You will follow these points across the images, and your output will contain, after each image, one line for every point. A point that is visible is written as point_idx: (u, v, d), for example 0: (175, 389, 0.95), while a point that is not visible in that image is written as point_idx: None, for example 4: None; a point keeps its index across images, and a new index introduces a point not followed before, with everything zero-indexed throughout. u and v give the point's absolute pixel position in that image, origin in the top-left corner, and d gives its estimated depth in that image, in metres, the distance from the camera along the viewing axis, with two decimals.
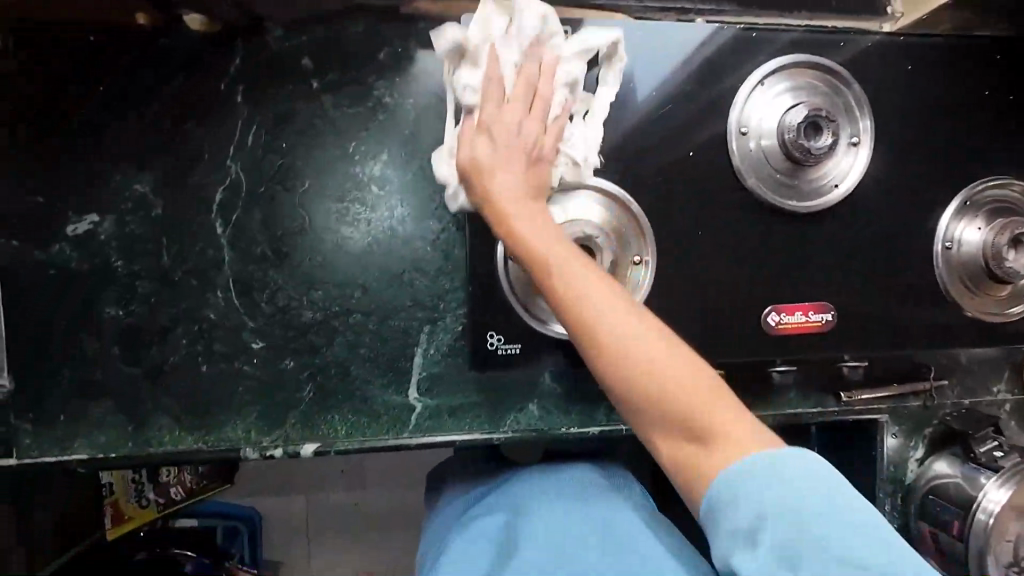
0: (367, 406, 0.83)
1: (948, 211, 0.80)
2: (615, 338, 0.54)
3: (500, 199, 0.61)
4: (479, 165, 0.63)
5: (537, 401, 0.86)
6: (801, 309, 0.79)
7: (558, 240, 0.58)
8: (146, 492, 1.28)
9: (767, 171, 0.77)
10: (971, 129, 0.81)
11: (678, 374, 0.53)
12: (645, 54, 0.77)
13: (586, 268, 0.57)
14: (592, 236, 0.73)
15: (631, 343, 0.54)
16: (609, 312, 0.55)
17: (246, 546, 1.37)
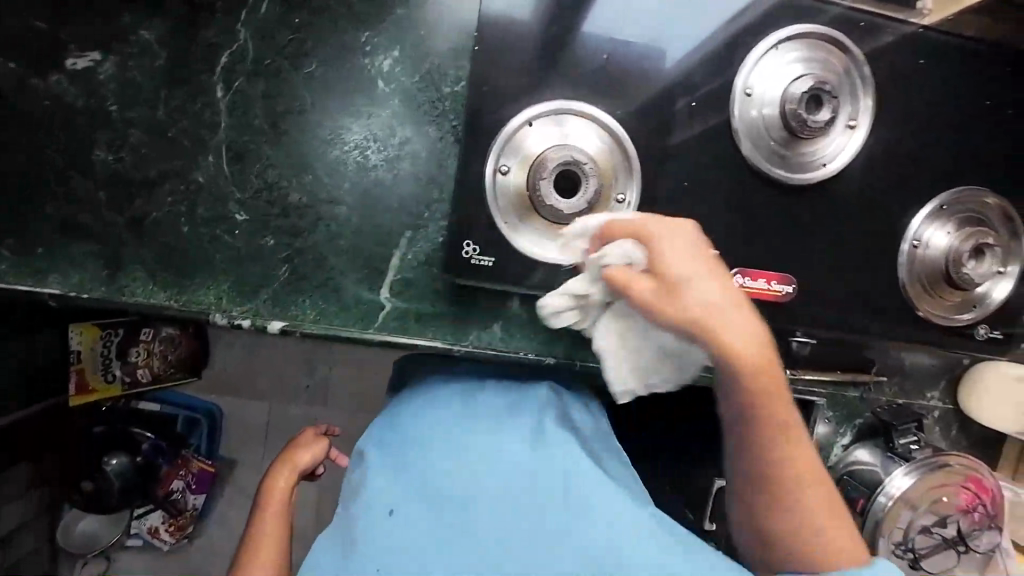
0: (338, 296, 0.86)
1: (924, 212, 0.83)
2: (774, 475, 0.67)
3: (732, 334, 0.62)
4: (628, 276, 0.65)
5: (503, 323, 0.89)
6: (765, 277, 0.81)
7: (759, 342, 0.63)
8: (114, 368, 1.25)
9: (762, 136, 0.78)
10: (967, 136, 0.83)
11: (802, 453, 0.67)
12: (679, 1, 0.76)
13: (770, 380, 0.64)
14: (582, 164, 0.72)
15: (792, 476, 0.66)
16: (783, 435, 0.66)
17: (203, 439, 1.43)
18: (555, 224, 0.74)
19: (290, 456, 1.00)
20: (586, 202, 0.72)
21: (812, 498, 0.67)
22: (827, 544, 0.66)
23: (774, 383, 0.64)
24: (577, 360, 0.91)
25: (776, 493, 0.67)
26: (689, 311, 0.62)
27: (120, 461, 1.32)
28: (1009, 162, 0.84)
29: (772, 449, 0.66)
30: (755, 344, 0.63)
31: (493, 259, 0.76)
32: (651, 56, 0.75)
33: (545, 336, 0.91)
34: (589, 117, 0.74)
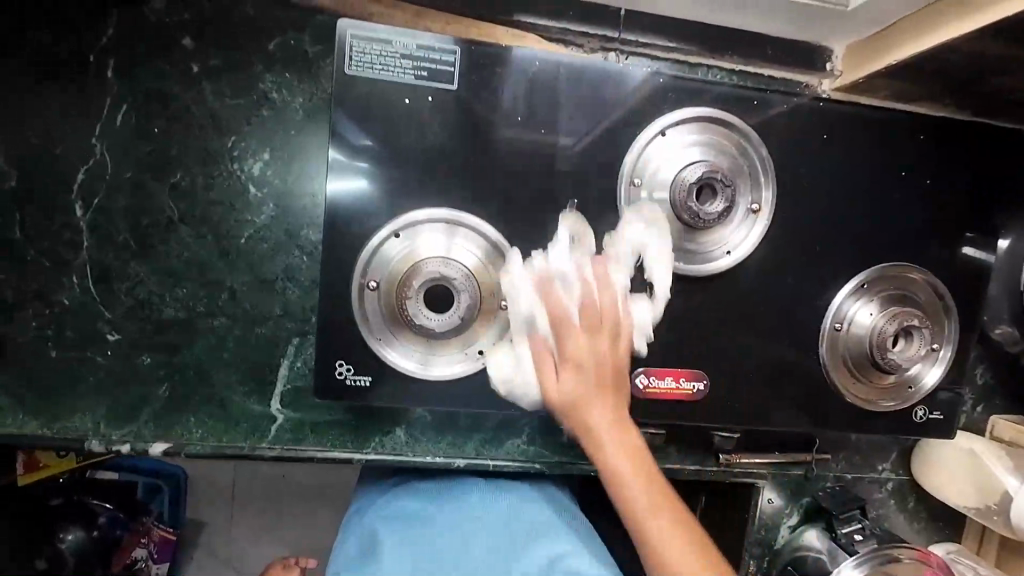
0: (224, 411, 0.81)
1: (846, 291, 0.76)
2: (633, 504, 0.61)
3: (562, 374, 0.65)
4: (561, 322, 0.65)
5: (406, 426, 0.84)
6: (672, 375, 0.75)
7: (605, 338, 0.65)
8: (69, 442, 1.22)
9: (656, 228, 0.72)
10: (885, 208, 0.77)
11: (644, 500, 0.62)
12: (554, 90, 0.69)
13: (617, 433, 0.64)
14: (451, 277, 0.67)
15: (642, 519, 0.61)
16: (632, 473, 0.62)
17: (167, 506, 1.30)
18: (432, 340, 0.69)
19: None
20: (460, 316, 0.68)
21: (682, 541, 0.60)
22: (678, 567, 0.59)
23: (620, 433, 0.64)
24: (488, 460, 0.85)
25: (616, 482, 0.63)
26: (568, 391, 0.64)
27: (75, 535, 1.22)
28: (932, 231, 0.78)
29: (640, 461, 0.63)
30: (584, 380, 0.64)
31: (370, 377, 0.69)
32: (529, 149, 0.69)
33: (453, 436, 0.85)
34: (461, 223, 0.68)
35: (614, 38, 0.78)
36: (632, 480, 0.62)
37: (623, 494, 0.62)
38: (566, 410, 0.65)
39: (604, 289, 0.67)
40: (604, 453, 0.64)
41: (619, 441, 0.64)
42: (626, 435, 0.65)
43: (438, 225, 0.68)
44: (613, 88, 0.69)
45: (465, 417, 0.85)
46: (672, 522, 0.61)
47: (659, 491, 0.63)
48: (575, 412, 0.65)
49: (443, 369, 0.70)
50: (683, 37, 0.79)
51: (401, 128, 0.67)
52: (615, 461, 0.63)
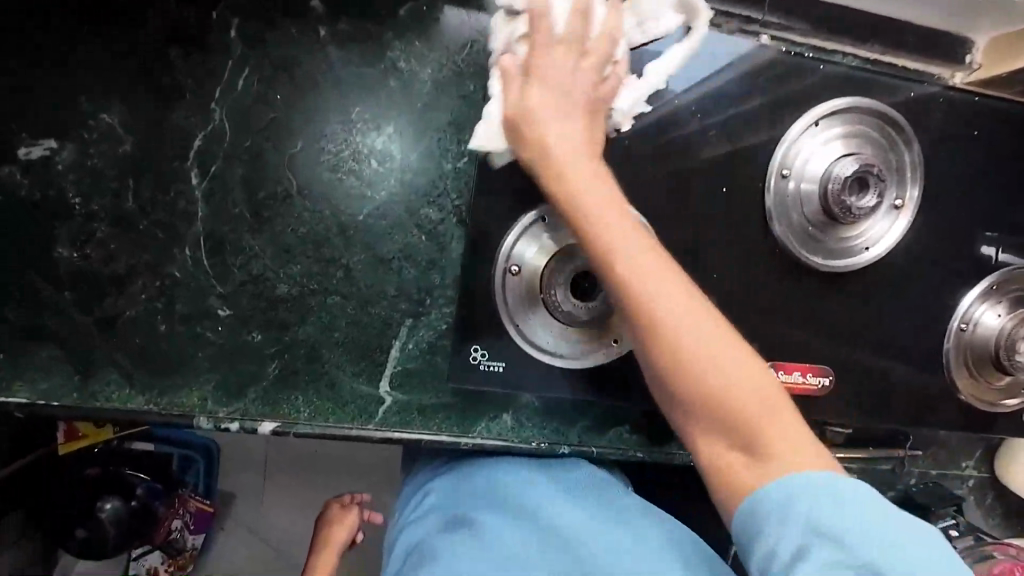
0: (335, 392, 0.79)
1: (975, 292, 0.75)
2: (678, 332, 0.54)
3: (539, 125, 0.60)
4: (548, 149, 0.59)
5: (512, 412, 0.83)
6: (800, 369, 0.72)
7: (644, 249, 0.56)
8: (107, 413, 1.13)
9: (799, 221, 0.70)
10: (1018, 207, 0.76)
11: (751, 392, 0.53)
12: (695, 67, 0.68)
13: (674, 282, 0.55)
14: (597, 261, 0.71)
15: (693, 361, 0.53)
16: (667, 296, 0.54)
17: (201, 478, 1.27)
18: (574, 324, 0.74)
19: (327, 537, 1.11)
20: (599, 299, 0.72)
21: (755, 381, 0.53)
22: (774, 430, 0.52)
23: (669, 277, 0.55)
24: (592, 449, 0.84)
25: (659, 343, 0.54)
26: (596, 198, 0.58)
27: (114, 505, 1.20)
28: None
29: (726, 349, 0.54)
30: (591, 164, 0.59)
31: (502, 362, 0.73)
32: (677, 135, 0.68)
33: (559, 423, 0.84)
34: None
35: (755, 19, 0.74)
36: (710, 390, 0.53)
37: (669, 328, 0.54)
38: (581, 227, 0.57)
39: (559, 63, 0.61)
40: (651, 306, 0.54)
41: (671, 285, 0.55)
42: (670, 275, 0.55)
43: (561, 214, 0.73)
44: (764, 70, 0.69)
45: (571, 404, 0.84)
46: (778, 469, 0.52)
47: (760, 393, 0.53)
48: (580, 211, 0.57)
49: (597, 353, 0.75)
50: (826, 21, 0.76)
51: None
52: (720, 381, 0.53)
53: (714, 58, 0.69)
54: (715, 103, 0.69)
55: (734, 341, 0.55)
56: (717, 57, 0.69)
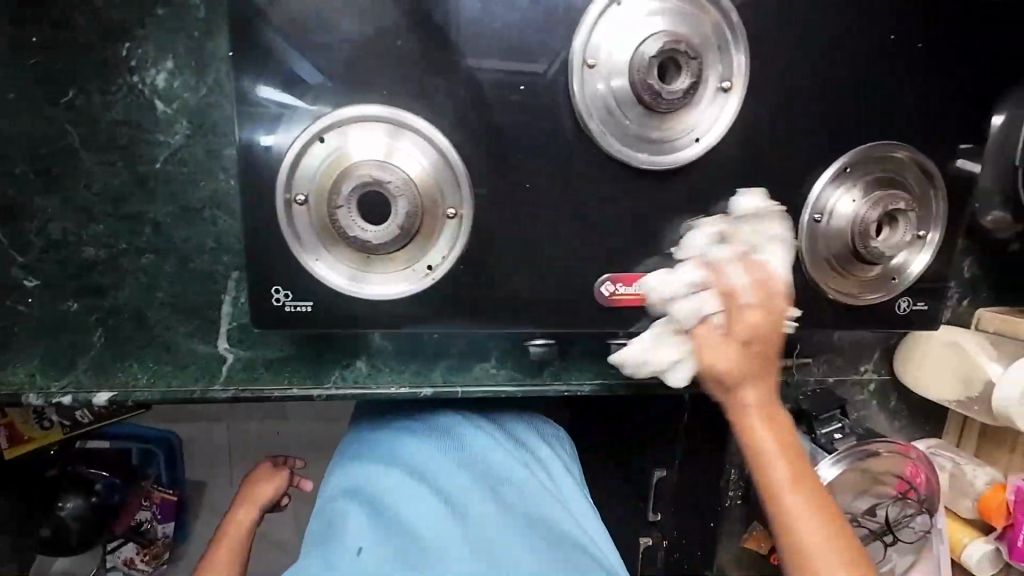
0: (170, 355, 0.75)
1: (825, 178, 0.70)
2: (781, 487, 0.57)
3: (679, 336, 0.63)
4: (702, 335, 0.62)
5: (366, 357, 0.80)
6: (641, 280, 0.69)
7: (786, 443, 0.59)
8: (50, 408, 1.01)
9: (617, 117, 0.63)
10: (874, 78, 0.68)
11: (807, 528, 0.56)
12: None
13: (770, 436, 0.59)
14: (380, 181, 0.59)
15: (767, 476, 0.58)
16: (775, 459, 0.58)
17: (163, 469, 1.13)
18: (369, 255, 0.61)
19: (247, 495, 1.00)
20: (398, 224, 0.60)
21: (820, 519, 0.56)
22: (799, 523, 0.56)
23: (794, 461, 0.58)
24: (458, 388, 0.81)
25: (776, 499, 0.57)
26: (726, 359, 0.60)
27: (74, 504, 1.03)
28: (923, 103, 0.71)
29: (803, 470, 0.58)
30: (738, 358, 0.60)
31: (312, 303, 0.63)
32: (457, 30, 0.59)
33: (419, 364, 0.81)
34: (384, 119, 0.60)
35: None
36: (785, 490, 0.57)
37: (788, 498, 0.56)
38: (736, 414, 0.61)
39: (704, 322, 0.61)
40: (765, 465, 0.58)
41: (776, 442, 0.59)
42: (777, 415, 0.60)
43: (348, 124, 0.60)
44: None
45: (428, 343, 0.80)
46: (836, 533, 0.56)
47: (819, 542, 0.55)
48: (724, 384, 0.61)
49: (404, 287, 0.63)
50: None
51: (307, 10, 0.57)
52: (788, 489, 0.57)
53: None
54: None
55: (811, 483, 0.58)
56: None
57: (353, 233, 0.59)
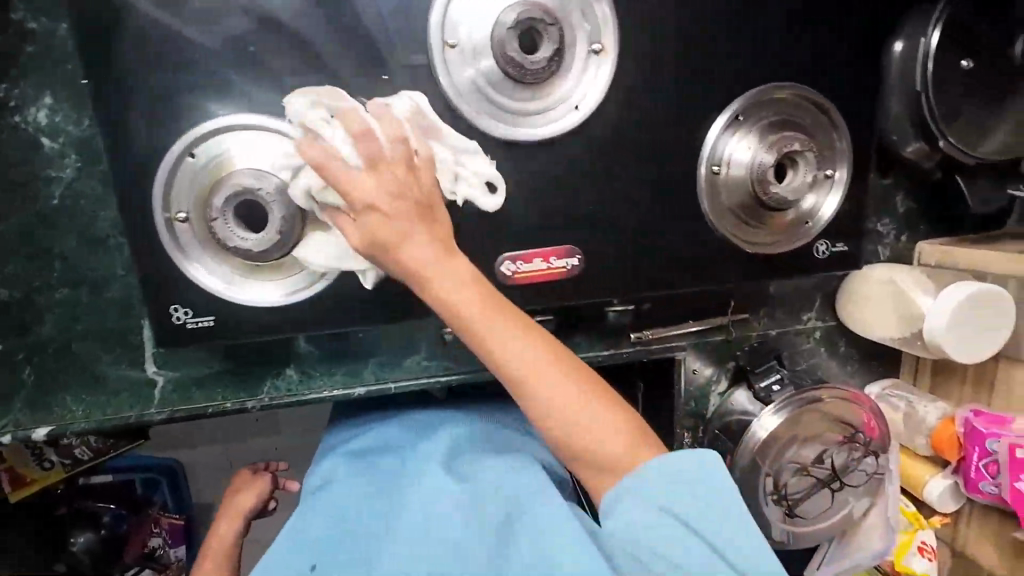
0: (101, 383, 0.77)
1: (717, 128, 0.69)
2: (556, 423, 0.54)
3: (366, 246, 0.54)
4: (381, 241, 0.51)
5: (295, 365, 0.81)
6: (541, 255, 0.68)
7: (524, 362, 0.53)
8: (48, 453, 1.02)
9: (488, 94, 0.62)
10: (749, 19, 0.67)
11: (610, 459, 0.55)
12: None
13: (526, 351, 0.53)
14: (254, 190, 0.59)
15: (550, 414, 0.54)
16: (537, 387, 0.53)
17: (168, 495, 1.15)
18: (255, 263, 0.62)
19: (230, 506, 0.93)
20: (275, 230, 0.60)
21: (620, 464, 0.55)
22: (551, 392, 0.53)
23: (547, 371, 0.54)
24: (390, 383, 0.82)
25: (548, 429, 0.55)
26: (415, 257, 0.52)
27: (85, 538, 1.10)
28: (806, 37, 0.69)
29: (608, 419, 0.55)
30: (420, 248, 0.52)
31: (213, 318, 0.64)
32: (305, 23, 0.58)
33: (348, 365, 0.82)
34: (251, 126, 0.60)
35: None
36: (592, 428, 0.54)
37: (558, 431, 0.54)
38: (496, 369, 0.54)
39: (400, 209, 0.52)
40: (517, 382, 0.53)
41: (548, 383, 0.53)
42: (501, 326, 0.53)
43: (215, 135, 0.60)
44: None
45: (353, 342, 0.81)
46: (574, 404, 0.54)
47: (570, 408, 0.54)
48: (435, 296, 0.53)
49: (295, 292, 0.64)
50: None
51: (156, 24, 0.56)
52: (577, 431, 0.54)
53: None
54: None
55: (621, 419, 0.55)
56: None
57: (233, 243, 0.59)
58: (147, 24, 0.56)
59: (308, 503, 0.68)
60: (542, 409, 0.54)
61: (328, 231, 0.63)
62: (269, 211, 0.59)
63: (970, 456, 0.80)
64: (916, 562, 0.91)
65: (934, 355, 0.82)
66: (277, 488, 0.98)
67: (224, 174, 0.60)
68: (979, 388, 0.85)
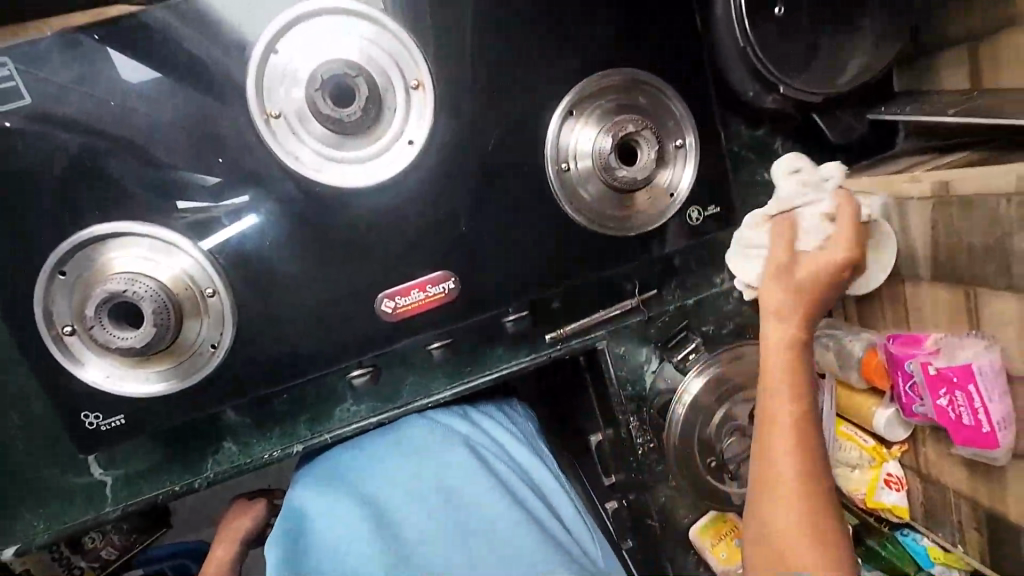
0: (52, 496, 0.79)
1: (552, 128, 0.74)
2: (783, 474, 0.65)
3: (804, 258, 0.73)
4: (778, 262, 0.73)
5: (231, 437, 0.80)
6: (415, 288, 0.74)
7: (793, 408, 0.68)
8: (74, 561, 1.02)
9: (319, 153, 0.68)
10: (551, 24, 0.72)
11: (785, 503, 0.64)
12: (127, 60, 0.63)
13: (782, 402, 0.69)
14: (121, 292, 0.64)
15: (775, 467, 0.66)
16: (785, 443, 0.67)
17: None
18: (145, 356, 0.67)
19: (223, 532, 0.94)
20: (152, 323, 0.66)
21: (787, 506, 0.64)
22: (776, 459, 0.66)
23: (792, 434, 0.67)
24: (325, 435, 0.80)
25: (764, 484, 0.66)
26: (809, 272, 0.72)
27: None
28: (610, 28, 0.74)
29: (801, 461, 0.65)
30: (779, 284, 0.74)
31: (122, 416, 0.71)
32: (141, 133, 0.65)
33: (281, 425, 0.80)
34: (111, 236, 0.66)
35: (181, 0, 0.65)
36: (780, 462, 0.66)
37: (775, 470, 0.66)
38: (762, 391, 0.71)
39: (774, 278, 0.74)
40: (771, 419, 0.68)
41: (780, 392, 0.69)
42: (797, 383, 0.70)
43: (80, 249, 0.65)
44: (200, 29, 0.64)
45: (277, 403, 0.79)
46: (812, 506, 0.63)
47: (805, 492, 0.64)
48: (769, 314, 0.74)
49: (191, 373, 0.70)
50: None
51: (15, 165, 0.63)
52: (782, 454, 0.66)
53: (120, 39, 0.63)
54: (171, 82, 0.64)
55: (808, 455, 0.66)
56: (126, 38, 0.63)
57: (116, 344, 0.65)
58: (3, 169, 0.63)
59: (292, 520, 0.72)
60: (763, 453, 0.67)
61: (206, 311, 0.69)
62: (144, 308, 0.65)
63: (898, 381, 0.79)
64: (887, 495, 0.91)
65: (821, 288, 0.81)
66: (274, 515, 0.97)
67: (95, 284, 0.66)
68: (898, 310, 0.83)
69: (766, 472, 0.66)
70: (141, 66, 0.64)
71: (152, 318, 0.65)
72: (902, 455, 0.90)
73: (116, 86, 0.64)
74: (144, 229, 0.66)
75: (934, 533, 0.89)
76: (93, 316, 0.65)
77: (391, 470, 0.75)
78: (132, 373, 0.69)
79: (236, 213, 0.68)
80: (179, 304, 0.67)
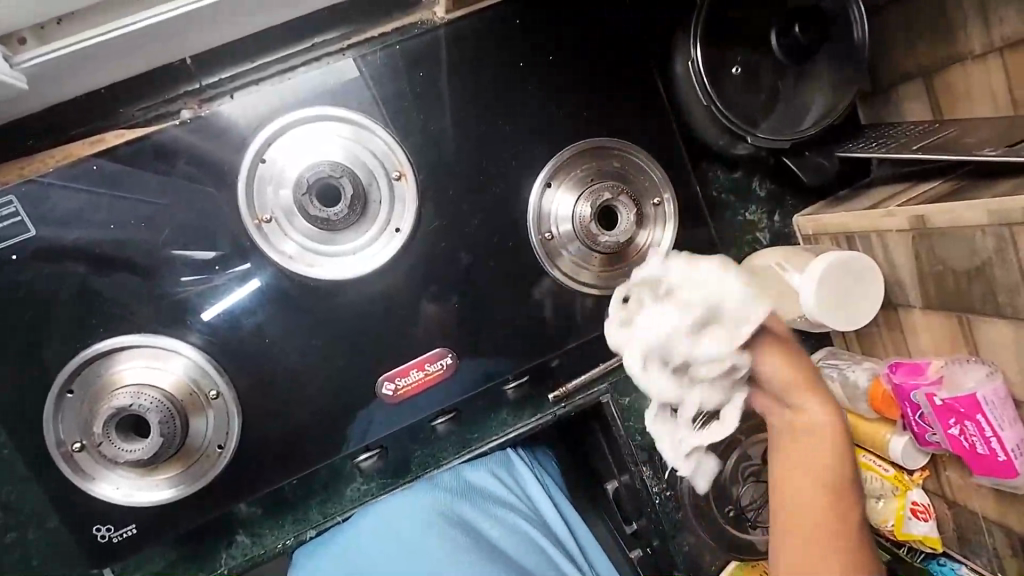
0: None
1: (533, 199, 0.76)
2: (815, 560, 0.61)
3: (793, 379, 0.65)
4: (774, 373, 0.64)
5: (243, 529, 0.78)
6: (415, 366, 0.75)
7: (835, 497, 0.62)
8: None
9: (312, 251, 0.71)
10: (522, 104, 0.75)
11: None
12: (126, 183, 0.67)
13: (820, 502, 0.62)
14: (128, 406, 0.67)
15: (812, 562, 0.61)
16: (819, 539, 0.61)
17: None
18: (154, 464, 0.69)
19: None
20: (158, 433, 0.67)
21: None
22: (811, 525, 0.62)
23: (844, 529, 0.62)
24: (338, 517, 0.79)
25: None
26: (801, 401, 0.64)
27: None
28: (578, 100, 0.77)
29: (828, 531, 0.62)
30: (796, 376, 0.64)
31: (134, 525, 0.71)
32: (142, 249, 0.68)
33: (292, 513, 0.78)
34: (115, 351, 0.68)
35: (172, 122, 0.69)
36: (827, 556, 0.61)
37: None
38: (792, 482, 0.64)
39: (787, 386, 0.64)
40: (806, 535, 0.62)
41: (813, 492, 0.63)
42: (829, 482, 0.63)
43: (84, 367, 0.68)
44: (192, 146, 0.68)
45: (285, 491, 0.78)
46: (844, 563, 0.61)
47: (824, 509, 0.62)
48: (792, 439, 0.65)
49: (203, 475, 0.72)
50: (263, 56, 0.77)
51: (22, 291, 0.66)
52: (822, 547, 0.61)
53: (118, 164, 0.67)
54: (168, 198, 0.68)
55: (847, 537, 0.62)
56: (124, 162, 0.67)
57: (127, 457, 0.67)
58: (12, 299, 0.66)
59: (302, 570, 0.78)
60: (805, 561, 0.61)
61: (210, 412, 0.71)
62: (149, 420, 0.67)
63: (906, 412, 0.78)
64: (915, 526, 0.87)
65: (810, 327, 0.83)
66: None
67: (101, 399, 0.68)
68: (897, 338, 0.83)
69: (785, 474, 0.64)
70: (139, 185, 0.67)
71: (158, 429, 0.67)
72: (926, 481, 0.88)
73: (116, 206, 0.67)
74: (148, 339, 0.69)
75: (971, 561, 0.86)
76: (102, 432, 0.67)
77: (382, 512, 0.77)
78: (143, 481, 0.71)
79: (218, 300, 0.70)
80: (184, 410, 0.69)
